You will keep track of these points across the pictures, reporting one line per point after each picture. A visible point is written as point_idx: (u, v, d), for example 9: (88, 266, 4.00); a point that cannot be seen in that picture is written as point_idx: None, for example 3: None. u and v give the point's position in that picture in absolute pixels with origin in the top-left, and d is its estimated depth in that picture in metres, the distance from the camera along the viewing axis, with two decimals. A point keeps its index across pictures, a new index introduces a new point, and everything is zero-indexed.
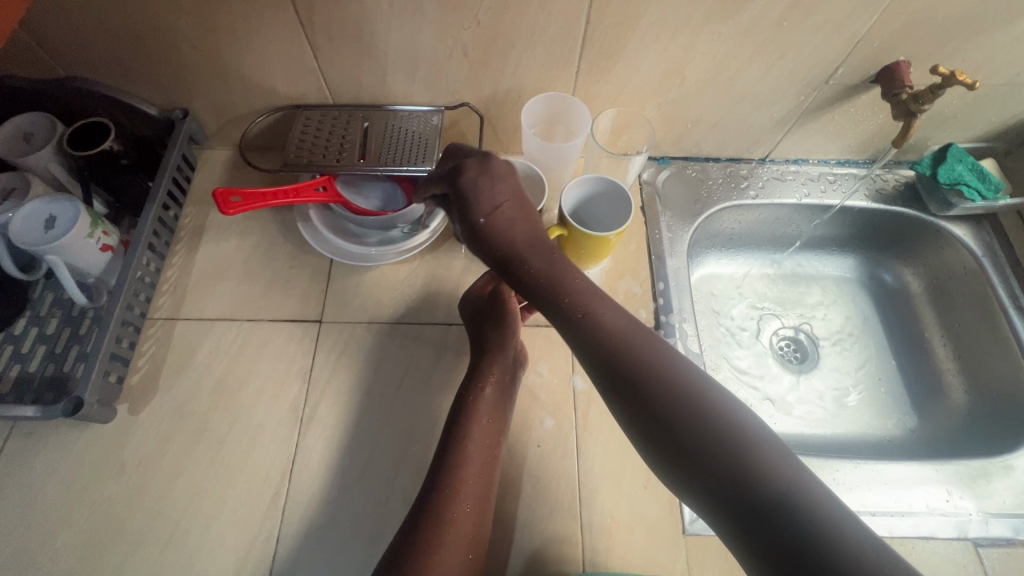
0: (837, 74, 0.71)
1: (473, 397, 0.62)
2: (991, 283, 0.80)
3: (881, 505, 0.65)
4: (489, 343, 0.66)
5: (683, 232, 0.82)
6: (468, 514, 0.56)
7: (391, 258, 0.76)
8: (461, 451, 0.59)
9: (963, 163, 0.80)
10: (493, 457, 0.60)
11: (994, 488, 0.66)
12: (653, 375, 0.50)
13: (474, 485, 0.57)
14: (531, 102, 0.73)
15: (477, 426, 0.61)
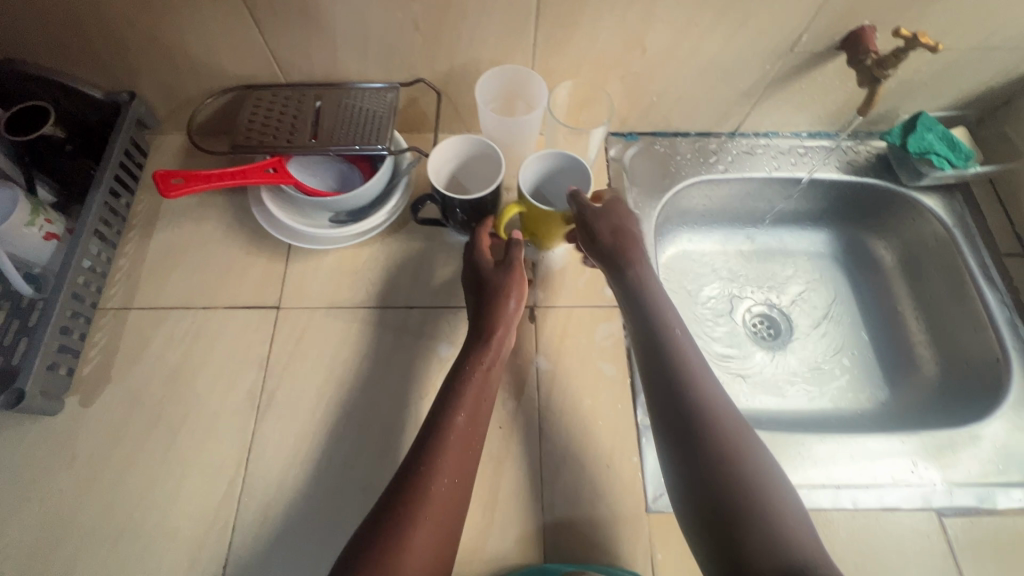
0: (802, 42, 0.69)
1: (459, 377, 0.57)
2: (962, 253, 0.79)
3: (848, 480, 0.64)
4: (488, 328, 0.60)
5: (650, 209, 0.81)
6: (444, 497, 0.50)
7: (345, 241, 0.74)
8: (443, 433, 0.53)
9: (933, 132, 0.78)
10: (473, 438, 0.55)
11: (959, 458, 0.66)
12: (718, 421, 0.51)
13: (453, 467, 0.52)
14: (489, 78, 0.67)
15: (461, 408, 0.55)
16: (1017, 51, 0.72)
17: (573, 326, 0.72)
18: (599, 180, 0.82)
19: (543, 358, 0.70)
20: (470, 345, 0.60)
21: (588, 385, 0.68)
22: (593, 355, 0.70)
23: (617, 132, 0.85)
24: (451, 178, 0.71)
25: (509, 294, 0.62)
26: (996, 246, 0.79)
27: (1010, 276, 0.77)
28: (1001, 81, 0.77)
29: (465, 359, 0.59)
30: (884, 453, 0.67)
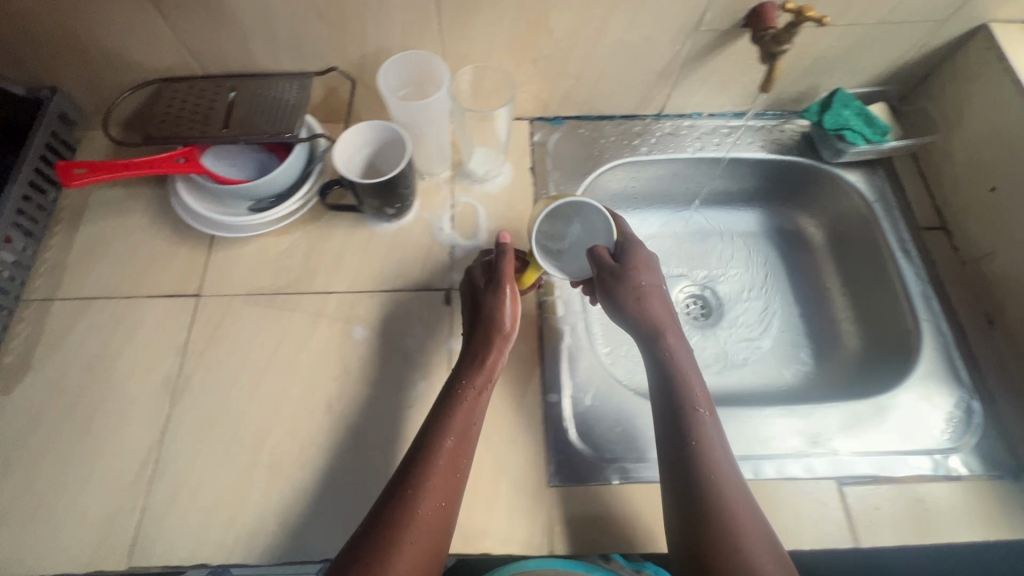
0: (706, 20, 0.70)
1: (448, 401, 0.58)
2: (881, 228, 0.79)
3: (746, 447, 0.66)
4: (482, 352, 0.62)
5: (572, 192, 0.82)
6: (431, 518, 0.51)
7: (260, 228, 0.75)
8: (426, 461, 0.54)
9: (850, 108, 0.79)
10: (459, 465, 0.55)
11: (862, 430, 0.67)
12: (728, 506, 0.51)
13: (438, 489, 0.52)
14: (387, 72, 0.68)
15: (450, 433, 0.56)
16: (925, 23, 0.72)
17: None
18: (522, 164, 0.83)
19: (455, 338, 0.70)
20: (463, 367, 0.62)
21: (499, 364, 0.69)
22: None
23: (542, 116, 0.86)
24: (366, 162, 0.72)
25: (507, 322, 0.63)
26: (915, 220, 0.79)
27: (928, 250, 0.77)
28: (917, 54, 0.77)
29: (455, 383, 0.60)
30: (790, 428, 0.67)
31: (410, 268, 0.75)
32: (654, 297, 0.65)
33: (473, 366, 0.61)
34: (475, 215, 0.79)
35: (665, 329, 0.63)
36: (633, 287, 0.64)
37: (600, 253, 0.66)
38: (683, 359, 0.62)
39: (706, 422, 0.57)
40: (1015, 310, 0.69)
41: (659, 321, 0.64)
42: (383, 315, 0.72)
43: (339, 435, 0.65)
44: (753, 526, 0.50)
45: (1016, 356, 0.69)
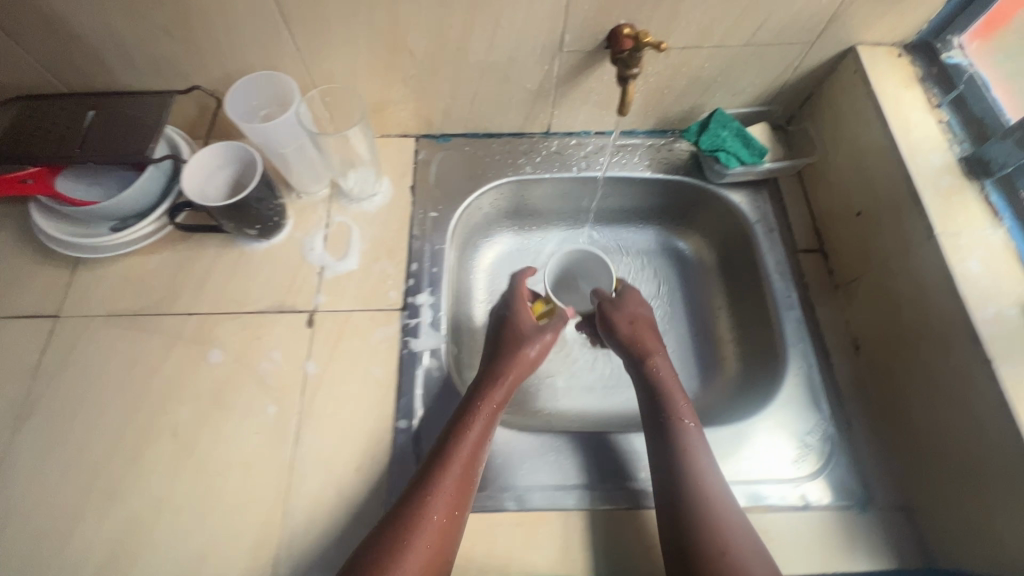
0: (567, 41, 0.69)
1: (471, 413, 0.61)
2: (759, 250, 0.78)
3: (592, 476, 0.64)
4: (495, 372, 0.65)
5: (451, 211, 0.81)
6: (434, 528, 0.52)
7: (126, 248, 0.74)
8: (441, 466, 0.56)
9: (727, 129, 0.78)
10: (469, 479, 0.57)
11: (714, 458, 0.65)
12: (714, 513, 0.54)
13: (448, 500, 0.54)
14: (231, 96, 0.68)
15: (467, 444, 0.58)
16: (793, 45, 0.71)
17: (349, 330, 0.72)
18: (403, 183, 0.82)
19: (313, 362, 0.69)
20: (480, 381, 0.65)
21: (354, 389, 0.68)
22: (364, 359, 0.70)
23: (428, 134, 0.85)
24: (230, 180, 0.71)
25: (531, 346, 0.68)
26: (794, 242, 0.78)
27: (802, 273, 0.76)
28: (794, 76, 0.77)
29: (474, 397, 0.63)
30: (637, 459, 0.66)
31: (276, 288, 0.74)
32: (646, 325, 0.72)
33: (497, 383, 0.64)
34: (349, 235, 0.78)
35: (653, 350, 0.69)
36: (626, 313, 0.73)
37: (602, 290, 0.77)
38: (669, 377, 0.67)
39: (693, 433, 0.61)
40: (877, 338, 0.68)
41: (646, 344, 0.70)
42: (242, 337, 0.71)
43: (182, 462, 0.64)
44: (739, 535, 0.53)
45: (876, 387, 0.68)
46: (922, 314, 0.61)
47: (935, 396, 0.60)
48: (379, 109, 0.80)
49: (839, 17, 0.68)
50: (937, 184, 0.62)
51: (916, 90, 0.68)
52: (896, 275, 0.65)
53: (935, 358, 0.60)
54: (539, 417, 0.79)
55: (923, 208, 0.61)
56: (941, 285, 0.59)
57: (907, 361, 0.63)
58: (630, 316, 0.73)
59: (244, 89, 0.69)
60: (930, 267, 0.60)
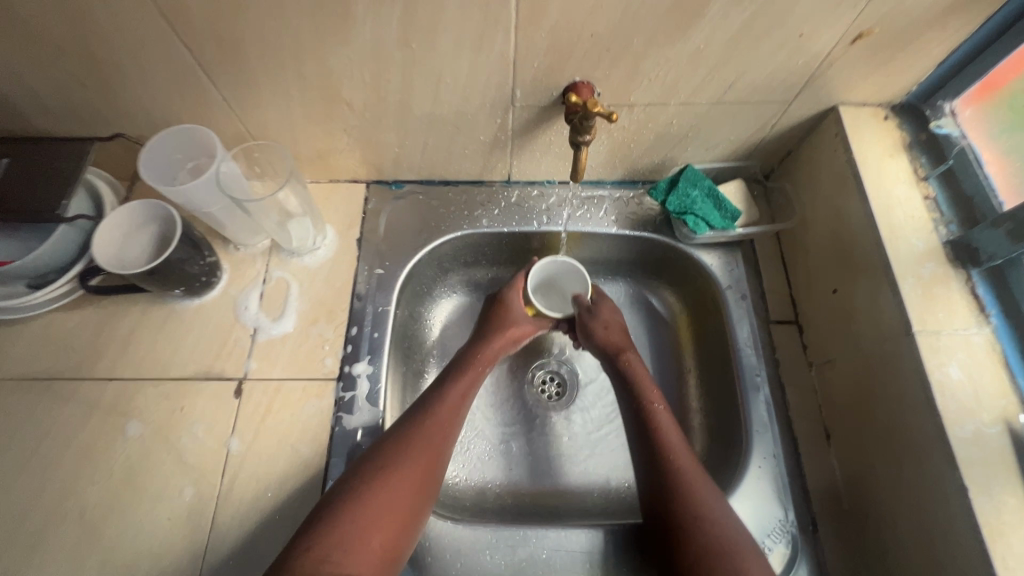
0: (518, 96, 0.62)
1: (439, 387, 0.63)
2: (729, 319, 0.72)
3: None
4: (470, 356, 0.67)
5: (399, 268, 0.75)
6: (395, 498, 0.53)
7: (52, 304, 0.69)
8: (408, 438, 0.57)
9: (697, 189, 0.72)
10: (435, 454, 0.57)
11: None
12: (695, 493, 0.55)
13: (408, 473, 0.55)
14: (150, 146, 0.61)
15: (433, 417, 0.59)
16: (769, 103, 0.65)
17: (279, 402, 0.67)
18: (350, 234, 0.77)
19: (237, 439, 0.64)
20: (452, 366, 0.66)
21: (279, 470, 0.63)
22: (292, 436, 0.65)
23: (380, 180, 0.80)
24: (156, 236, 0.66)
25: (508, 334, 0.70)
26: (767, 311, 0.73)
27: (774, 346, 0.71)
28: (772, 133, 0.70)
29: (444, 376, 0.65)
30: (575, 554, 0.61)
31: (204, 352, 0.69)
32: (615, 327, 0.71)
33: (472, 364, 0.66)
34: (288, 292, 0.73)
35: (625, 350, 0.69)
36: (600, 318, 0.71)
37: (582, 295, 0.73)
38: (643, 376, 0.67)
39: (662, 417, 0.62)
40: (850, 432, 0.62)
41: (620, 344, 0.69)
42: (163, 407, 0.66)
43: (88, 548, 0.59)
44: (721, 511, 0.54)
45: (848, 485, 0.62)
46: (897, 418, 0.56)
47: (907, 509, 0.54)
48: (323, 156, 0.74)
49: (819, 76, 0.61)
50: (920, 273, 0.56)
51: (901, 159, 0.62)
52: (870, 367, 0.59)
53: (909, 468, 0.54)
54: (490, 493, 0.74)
55: (901, 300, 0.55)
56: (917, 390, 0.53)
57: (879, 464, 0.58)
58: (604, 324, 0.71)
59: (163, 141, 0.63)
60: (906, 367, 0.54)
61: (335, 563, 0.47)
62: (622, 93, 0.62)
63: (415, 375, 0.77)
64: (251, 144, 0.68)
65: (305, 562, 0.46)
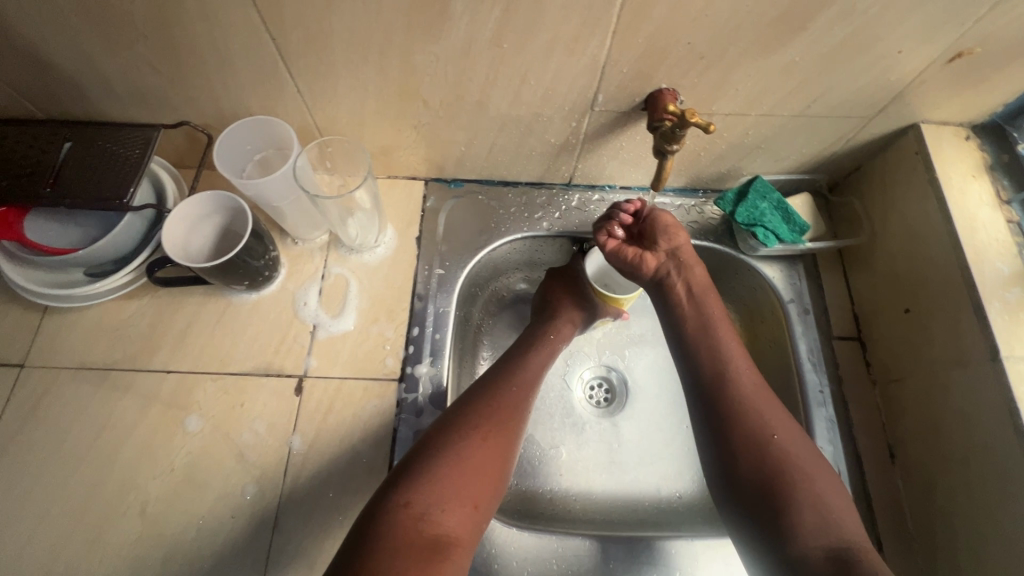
0: (599, 100, 0.61)
1: (520, 359, 0.65)
2: (791, 333, 0.71)
3: None
4: (546, 331, 0.70)
5: (458, 269, 0.74)
6: (480, 451, 0.54)
7: (111, 295, 0.68)
8: (491, 399, 0.58)
9: (767, 201, 0.71)
10: (514, 413, 0.58)
11: (702, 566, 0.62)
12: (760, 419, 0.54)
13: (489, 427, 0.56)
14: (224, 135, 0.61)
15: (514, 381, 0.61)
16: (850, 118, 0.64)
17: (340, 402, 0.66)
18: (409, 233, 0.76)
19: (298, 438, 0.63)
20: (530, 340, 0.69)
21: (341, 471, 0.62)
22: (353, 437, 0.64)
23: (439, 178, 0.78)
24: (219, 229, 0.65)
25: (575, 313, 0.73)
26: (829, 327, 0.72)
27: (837, 364, 0.70)
28: (845, 147, 0.70)
29: (524, 349, 0.67)
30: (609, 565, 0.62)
31: (263, 348, 0.68)
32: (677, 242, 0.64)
33: (548, 340, 0.69)
34: (346, 289, 0.72)
35: (689, 263, 0.63)
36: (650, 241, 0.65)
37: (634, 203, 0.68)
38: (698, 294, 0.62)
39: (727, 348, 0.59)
40: (917, 454, 0.63)
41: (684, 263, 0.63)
42: (223, 402, 0.65)
43: (149, 544, 0.58)
44: (786, 435, 0.54)
45: (912, 507, 0.62)
46: (976, 441, 0.57)
47: (983, 533, 0.55)
48: (387, 152, 0.73)
49: (906, 93, 0.60)
50: (1005, 298, 0.57)
51: (984, 180, 0.64)
52: (945, 389, 0.60)
53: (987, 492, 0.55)
54: (542, 498, 0.73)
55: (988, 326, 0.56)
56: (1002, 416, 0.54)
57: (951, 486, 0.59)
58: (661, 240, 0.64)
59: (235, 133, 0.63)
60: (990, 393, 0.55)
61: (435, 519, 0.48)
62: (705, 101, 0.61)
63: (472, 356, 0.78)
64: (324, 139, 0.67)
65: (405, 518, 0.47)
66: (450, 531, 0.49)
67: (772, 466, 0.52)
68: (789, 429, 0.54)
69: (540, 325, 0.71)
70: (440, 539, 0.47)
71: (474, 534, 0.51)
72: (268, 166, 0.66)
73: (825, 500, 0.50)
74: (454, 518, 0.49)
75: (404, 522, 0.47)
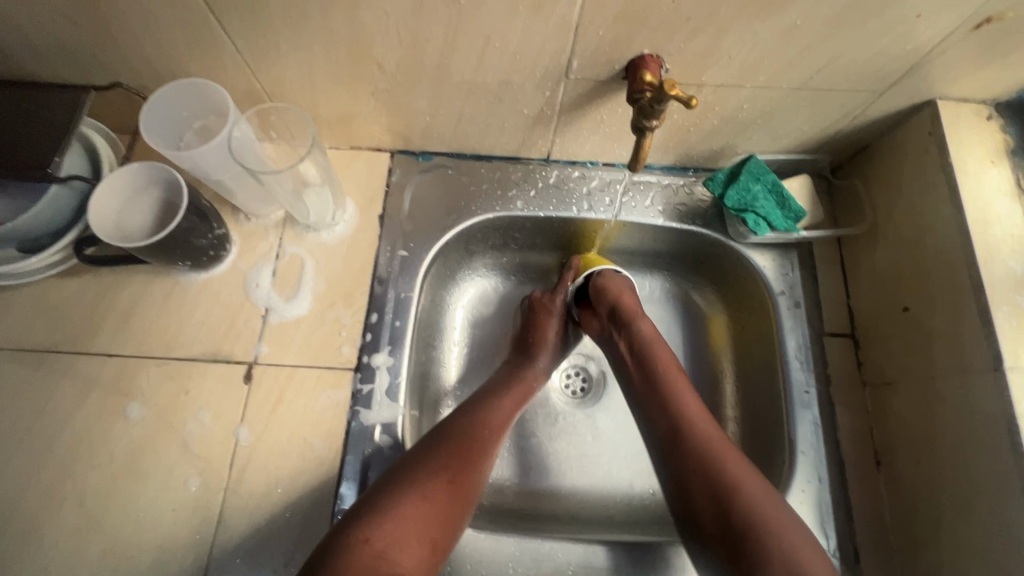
0: (574, 68, 0.54)
1: (490, 397, 0.59)
2: (780, 329, 0.65)
3: None
4: (518, 373, 0.65)
5: (423, 251, 0.68)
6: (444, 488, 0.49)
7: (46, 272, 0.63)
8: (461, 430, 0.54)
9: (761, 183, 0.65)
10: (486, 451, 0.54)
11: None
12: (725, 469, 0.50)
13: (459, 462, 0.51)
14: (154, 99, 0.55)
15: (488, 419, 0.56)
16: (858, 92, 0.57)
17: (291, 391, 0.62)
18: (371, 210, 0.70)
19: (245, 429, 0.60)
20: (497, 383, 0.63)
21: (290, 465, 0.59)
22: (305, 428, 0.60)
23: (406, 150, 0.72)
24: (159, 202, 0.60)
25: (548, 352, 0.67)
26: (821, 323, 0.66)
27: (826, 363, 0.64)
28: (851, 125, 0.63)
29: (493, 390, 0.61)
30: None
31: (210, 333, 0.64)
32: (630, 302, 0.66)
33: (514, 381, 0.63)
34: (302, 270, 0.67)
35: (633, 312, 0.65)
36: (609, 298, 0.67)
37: (569, 266, 0.73)
38: (656, 341, 0.63)
39: (687, 401, 0.56)
40: (905, 463, 0.58)
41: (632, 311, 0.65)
42: (167, 389, 0.61)
43: (88, 538, 0.56)
44: (749, 479, 0.49)
45: (895, 520, 0.58)
46: (969, 456, 0.52)
47: (970, 554, 0.51)
48: (346, 121, 0.66)
49: (923, 65, 0.53)
50: (1015, 301, 0.51)
51: (1004, 166, 0.57)
52: (940, 398, 0.55)
53: (976, 511, 0.51)
54: (508, 492, 0.70)
55: (992, 332, 0.51)
56: (1000, 432, 0.49)
57: (938, 502, 0.55)
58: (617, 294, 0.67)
59: (168, 97, 0.56)
60: (989, 406, 0.51)
61: (393, 558, 0.43)
62: (694, 70, 0.54)
63: (439, 349, 0.73)
64: (270, 106, 0.60)
65: (362, 556, 0.42)
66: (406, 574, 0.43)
67: (705, 480, 0.49)
68: (750, 473, 0.50)
69: (516, 367, 0.66)
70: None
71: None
72: (210, 136, 0.60)
73: (749, 489, 0.48)
74: (412, 559, 0.44)
75: (360, 561, 0.42)
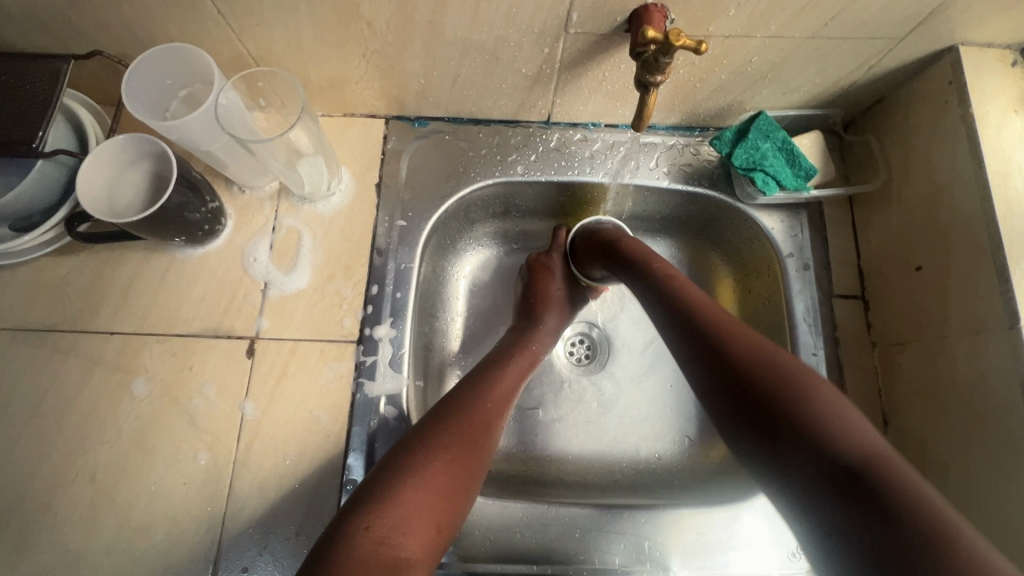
0: (574, 21, 0.51)
1: (492, 367, 0.58)
2: (787, 291, 0.64)
3: (560, 561, 0.58)
4: (524, 338, 0.63)
5: (423, 220, 0.67)
6: (444, 471, 0.48)
7: (40, 251, 0.62)
8: (460, 412, 0.52)
9: (770, 141, 0.63)
10: (487, 431, 0.52)
11: (681, 544, 0.59)
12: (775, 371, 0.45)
13: (459, 444, 0.50)
14: (134, 65, 0.53)
15: (488, 394, 0.55)
16: (876, 40, 0.54)
17: (295, 365, 0.61)
18: (367, 178, 0.68)
19: (251, 404, 0.60)
20: (509, 347, 0.62)
21: (297, 438, 0.59)
22: (310, 402, 0.60)
23: (401, 116, 0.70)
24: (150, 176, 0.59)
25: (551, 314, 0.67)
26: (830, 284, 0.65)
27: (835, 324, 0.63)
28: (866, 75, 0.60)
29: (498, 360, 0.60)
30: (642, 539, 0.59)
31: (210, 309, 0.63)
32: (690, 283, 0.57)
33: (523, 343, 0.63)
34: (299, 244, 0.66)
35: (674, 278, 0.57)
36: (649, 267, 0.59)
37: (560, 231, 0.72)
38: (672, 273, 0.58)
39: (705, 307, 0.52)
40: (914, 423, 0.58)
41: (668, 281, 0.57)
42: (170, 366, 0.61)
43: (103, 512, 0.57)
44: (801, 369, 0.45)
45: None
46: (981, 415, 0.52)
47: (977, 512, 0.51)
48: (338, 85, 0.64)
49: (946, 8, 0.50)
50: None
51: None
52: (953, 358, 0.54)
53: (985, 469, 0.51)
54: (515, 459, 0.70)
55: (1009, 290, 0.49)
56: (1014, 391, 0.49)
57: (948, 461, 0.54)
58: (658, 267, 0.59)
59: (149, 64, 0.54)
60: (1002, 364, 0.50)
61: (396, 543, 0.42)
62: (701, 20, 0.51)
63: (441, 321, 0.72)
64: (256, 71, 0.58)
65: (365, 543, 0.41)
66: (412, 556, 0.43)
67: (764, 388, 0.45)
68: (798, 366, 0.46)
69: (521, 333, 0.64)
70: (402, 566, 0.42)
71: (435, 560, 0.45)
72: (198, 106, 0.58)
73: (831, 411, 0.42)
74: (416, 543, 0.43)
75: (362, 549, 0.41)
